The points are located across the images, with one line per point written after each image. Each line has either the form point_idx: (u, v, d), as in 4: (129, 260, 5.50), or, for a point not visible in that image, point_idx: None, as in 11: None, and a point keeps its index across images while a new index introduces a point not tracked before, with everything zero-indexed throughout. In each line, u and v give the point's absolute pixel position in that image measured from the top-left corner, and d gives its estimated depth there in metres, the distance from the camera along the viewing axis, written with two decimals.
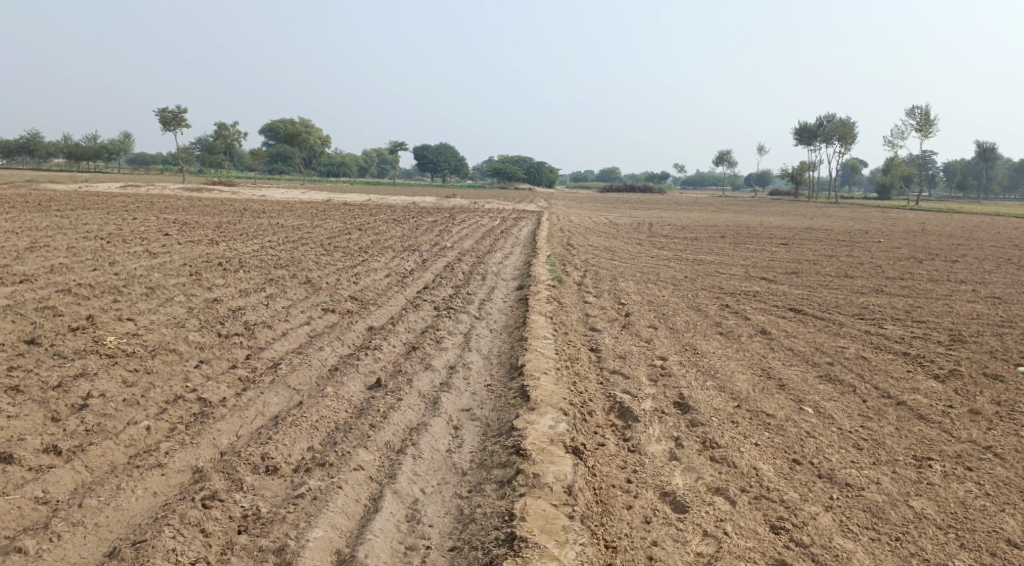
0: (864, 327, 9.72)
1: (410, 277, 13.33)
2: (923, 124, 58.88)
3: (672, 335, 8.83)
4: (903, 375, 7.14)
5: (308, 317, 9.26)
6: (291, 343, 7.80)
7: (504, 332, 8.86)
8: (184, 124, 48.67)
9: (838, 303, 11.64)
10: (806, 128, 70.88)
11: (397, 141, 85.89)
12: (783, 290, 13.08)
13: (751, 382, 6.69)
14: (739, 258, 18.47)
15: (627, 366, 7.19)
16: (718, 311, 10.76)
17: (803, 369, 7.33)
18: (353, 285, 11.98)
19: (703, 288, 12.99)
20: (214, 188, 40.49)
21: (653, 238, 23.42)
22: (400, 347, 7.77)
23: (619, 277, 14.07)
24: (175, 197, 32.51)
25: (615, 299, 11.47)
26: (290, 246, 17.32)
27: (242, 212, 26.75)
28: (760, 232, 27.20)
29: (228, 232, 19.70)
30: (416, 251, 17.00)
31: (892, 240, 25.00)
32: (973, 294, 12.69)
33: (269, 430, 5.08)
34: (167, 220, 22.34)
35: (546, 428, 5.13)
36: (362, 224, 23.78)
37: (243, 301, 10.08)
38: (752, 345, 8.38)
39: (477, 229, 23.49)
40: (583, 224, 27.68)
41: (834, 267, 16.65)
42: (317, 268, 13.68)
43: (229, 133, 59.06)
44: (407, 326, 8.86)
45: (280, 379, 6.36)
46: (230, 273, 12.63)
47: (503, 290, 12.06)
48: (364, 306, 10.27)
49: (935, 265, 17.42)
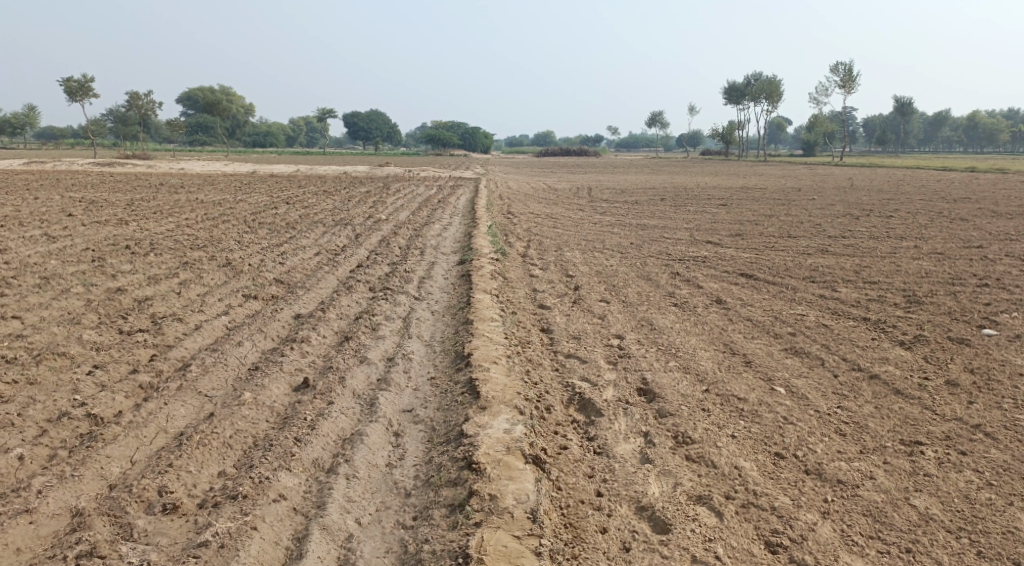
0: (817, 291, 9.43)
1: (342, 254, 12.40)
2: (847, 81, 60.19)
3: (626, 309, 8.32)
4: (869, 344, 6.82)
5: (226, 306, 8.31)
6: (205, 338, 6.89)
7: (447, 314, 8.14)
8: (92, 94, 45.24)
9: (787, 265, 11.36)
10: (736, 88, 71.47)
11: (325, 109, 82.88)
12: (731, 253, 12.75)
13: (716, 361, 6.21)
14: (683, 220, 18.16)
15: (583, 349, 6.61)
16: (669, 279, 10.30)
17: (766, 341, 6.91)
18: (279, 266, 10.99)
19: (650, 255, 12.53)
20: (127, 163, 37.82)
21: (593, 203, 22.97)
22: (331, 337, 6.97)
23: (564, 246, 13.49)
24: (84, 174, 30.17)
25: (562, 270, 10.88)
26: (209, 223, 16.01)
27: (158, 187, 24.92)
28: (698, 192, 27.07)
29: (140, 211, 18.13)
30: (347, 225, 15.99)
31: (827, 197, 25.26)
32: (916, 251, 12.65)
33: (171, 453, 4.28)
34: (71, 199, 20.50)
35: (499, 432, 4.49)
36: (291, 197, 22.45)
37: (152, 290, 9.01)
38: (710, 317, 7.94)
39: (413, 199, 22.50)
40: (521, 190, 26.97)
41: (776, 227, 16.52)
42: (239, 248, 12.58)
43: (143, 104, 55.54)
44: (339, 311, 8.04)
45: (189, 386, 5.51)
46: (140, 258, 11.42)
47: (442, 265, 11.28)
48: (291, 290, 9.37)
49: (873, 222, 17.52)
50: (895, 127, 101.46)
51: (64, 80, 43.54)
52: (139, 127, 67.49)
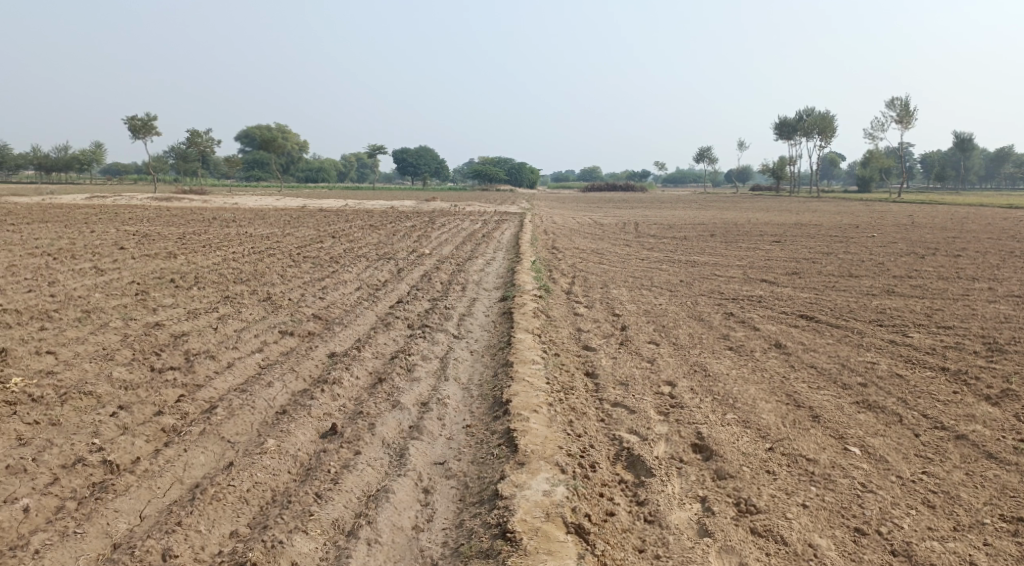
0: (886, 336, 8.76)
1: (383, 289, 12.21)
2: (903, 115, 58.62)
3: (677, 352, 7.80)
4: (952, 398, 6.16)
5: (261, 343, 8.09)
6: (235, 378, 6.65)
7: (486, 355, 7.75)
8: (154, 132, 47.00)
9: (850, 307, 10.67)
10: (786, 123, 70.33)
11: (375, 145, 84.70)
12: (788, 293, 12.09)
13: (780, 414, 5.65)
14: (735, 257, 17.51)
15: (631, 397, 6.12)
16: (723, 320, 9.73)
17: (834, 393, 6.32)
18: (318, 301, 10.82)
19: (701, 294, 11.99)
20: (183, 197, 38.98)
21: (640, 238, 22.46)
22: (364, 379, 6.65)
23: (611, 284, 13.02)
24: (142, 208, 31.11)
25: (608, 309, 10.42)
26: (255, 257, 16.08)
27: (210, 221, 25.47)
28: (749, 229, 26.32)
29: (189, 245, 18.41)
30: (391, 260, 15.87)
31: (887, 234, 24.22)
32: (990, 294, 11.80)
33: (181, 508, 3.97)
34: (126, 232, 21.01)
35: (538, 493, 4.05)
36: (337, 231, 22.57)
37: (189, 325, 8.89)
38: (769, 363, 7.37)
39: (457, 233, 22.37)
40: (566, 225, 26.67)
41: (835, 266, 15.74)
42: (281, 283, 12.49)
43: (201, 141, 57.55)
44: (374, 350, 7.73)
45: (212, 430, 5.22)
46: (183, 292, 11.42)
47: (484, 302, 10.94)
48: (328, 326, 9.14)
49: (939, 261, 16.57)
50: (954, 162, 98.35)
51: (129, 119, 45.41)
52: (198, 164, 69.90)
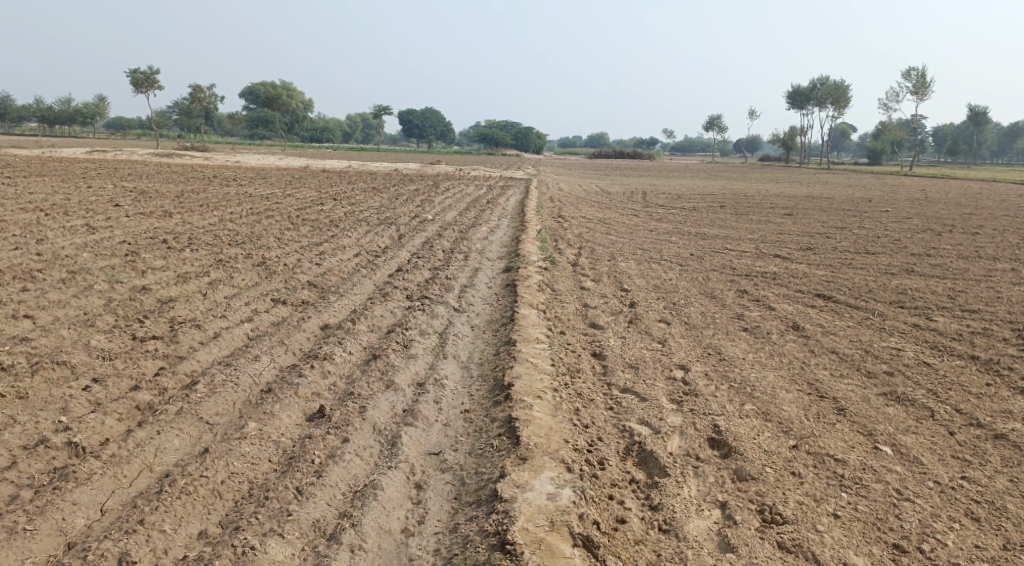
0: (909, 319, 8.31)
1: (382, 256, 11.75)
2: (919, 87, 57.29)
3: (690, 333, 7.37)
4: (986, 391, 5.73)
5: (251, 311, 7.67)
6: (221, 350, 6.24)
7: (488, 331, 7.33)
8: (156, 86, 46.08)
9: (869, 287, 10.19)
10: (800, 92, 68.80)
11: (381, 106, 83.40)
12: (803, 270, 11.61)
13: (803, 407, 5.23)
14: (746, 230, 16.97)
15: (642, 383, 5.71)
16: (736, 298, 9.28)
17: (859, 383, 5.90)
18: (315, 268, 10.37)
19: (712, 269, 11.52)
20: (185, 154, 38.34)
21: (649, 208, 21.90)
22: (357, 355, 6.24)
23: (618, 256, 12.55)
24: (142, 164, 30.47)
25: (616, 283, 9.96)
26: (253, 219, 15.58)
27: (210, 180, 24.90)
28: (760, 201, 25.67)
29: (186, 203, 17.90)
30: (392, 225, 15.37)
31: (901, 209, 23.60)
32: (1014, 275, 11.31)
33: (146, 503, 3.62)
34: (123, 189, 20.49)
35: (542, 497, 3.69)
36: (338, 193, 22.04)
37: (177, 291, 8.46)
38: (787, 347, 6.94)
39: (461, 198, 21.83)
40: (572, 193, 26.03)
41: (850, 242, 15.23)
42: (277, 246, 12.04)
43: (204, 97, 56.52)
44: (370, 323, 7.31)
45: (189, 410, 4.84)
46: (174, 253, 10.97)
47: (486, 273, 10.49)
48: (324, 295, 8.71)
49: (957, 239, 16.03)
50: (968, 136, 96.72)
51: (132, 72, 44.49)
52: (201, 120, 68.80)
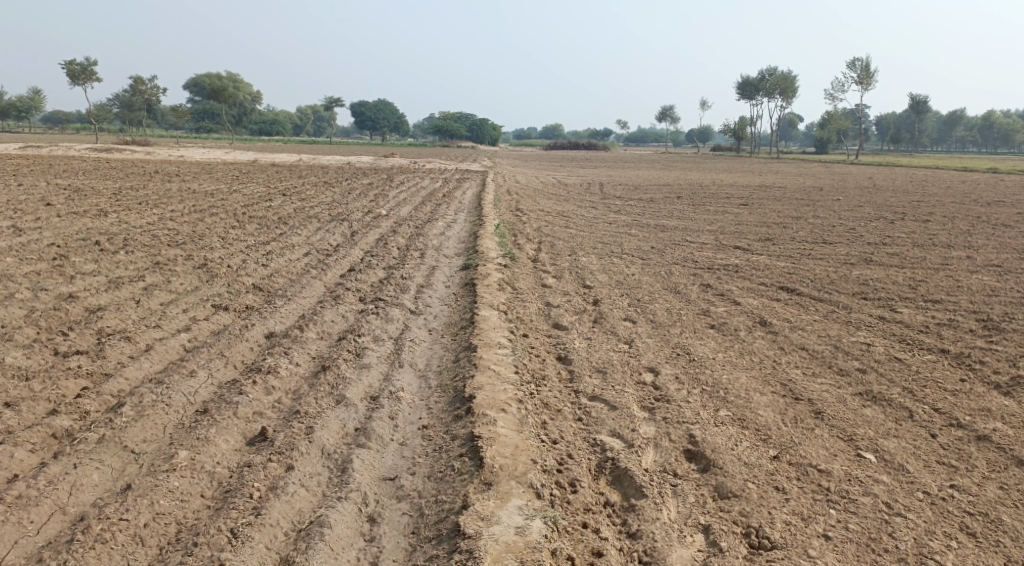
0: (874, 311, 8.20)
1: (333, 254, 11.21)
2: (864, 77, 58.57)
3: (657, 332, 7.10)
4: (962, 388, 5.59)
5: (190, 319, 7.11)
6: (153, 366, 5.70)
7: (447, 335, 6.92)
8: (94, 79, 44.10)
9: (831, 278, 10.10)
10: (749, 82, 69.71)
11: (331, 98, 81.82)
12: (764, 261, 11.49)
13: (781, 412, 4.99)
14: (705, 221, 16.88)
15: (611, 390, 5.39)
16: (701, 293, 9.06)
17: (833, 382, 5.69)
18: (261, 269, 9.80)
19: (674, 262, 11.31)
20: (125, 149, 36.73)
21: (606, 200, 21.72)
22: (304, 366, 5.78)
23: (579, 250, 12.26)
24: (78, 159, 29.06)
25: (578, 280, 9.64)
26: (196, 217, 14.81)
27: (151, 176, 23.80)
28: (715, 190, 25.76)
29: (125, 201, 16.98)
30: (344, 221, 14.79)
31: (852, 197, 23.94)
32: (970, 263, 11.40)
33: (54, 557, 3.17)
34: (56, 187, 19.40)
35: (510, 532, 3.40)
36: (288, 188, 21.25)
37: (108, 299, 7.82)
38: (757, 345, 6.71)
39: (416, 192, 21.28)
40: (529, 185, 25.70)
41: (807, 231, 15.25)
42: (221, 246, 11.40)
43: (145, 90, 54.34)
44: (320, 330, 6.83)
45: (112, 438, 4.33)
46: (107, 256, 10.25)
47: (443, 271, 10.06)
48: (270, 299, 8.17)
49: (911, 227, 16.20)
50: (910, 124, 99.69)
51: (67, 64, 42.44)
52: (143, 115, 66.31)
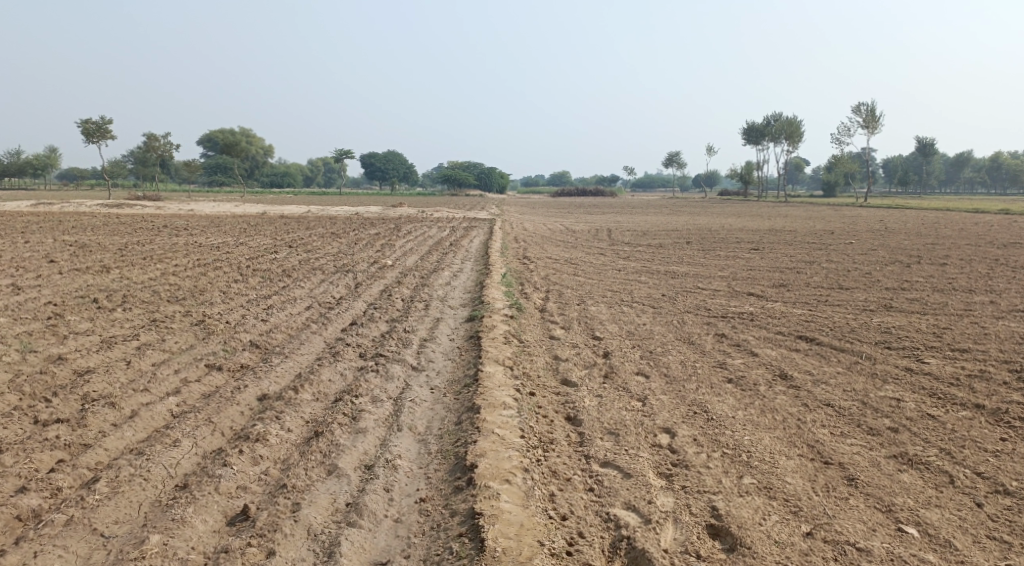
0: (899, 362, 7.79)
1: (335, 308, 10.95)
2: (868, 121, 58.87)
3: (672, 387, 6.72)
4: (1005, 448, 5.16)
5: (181, 381, 6.80)
6: (135, 434, 5.38)
7: (449, 393, 6.57)
8: (109, 137, 44.92)
9: (851, 325, 9.72)
10: (754, 128, 70.19)
11: (341, 150, 83.11)
12: (779, 309, 11.14)
13: (811, 479, 4.59)
14: (716, 267, 16.58)
15: (624, 454, 4.99)
16: (715, 343, 8.69)
17: (865, 443, 5.28)
18: (260, 324, 9.53)
19: (686, 311, 10.96)
20: (137, 204, 37.05)
21: (615, 246, 21.51)
22: (296, 431, 5.43)
23: (587, 299, 11.95)
24: (89, 215, 29.33)
25: (587, 331, 9.29)
26: (199, 271, 14.65)
27: (160, 229, 23.89)
28: (725, 235, 25.52)
29: (130, 256, 16.88)
30: (349, 273, 14.60)
31: (865, 241, 23.62)
32: (994, 308, 10.98)
33: None
34: (63, 243, 19.41)
35: None
36: (294, 240, 21.18)
37: (98, 360, 7.55)
38: (779, 401, 6.31)
39: (423, 241, 21.16)
40: (537, 232, 25.57)
41: (821, 276, 14.90)
42: (222, 301, 11.17)
43: (159, 145, 55.39)
44: (315, 390, 6.50)
45: (80, 521, 4.01)
46: (104, 314, 10.02)
47: (448, 324, 9.74)
48: (266, 357, 7.86)
49: (928, 271, 15.82)
50: (916, 166, 99.82)
51: (82, 122, 43.20)
52: (157, 170, 67.37)
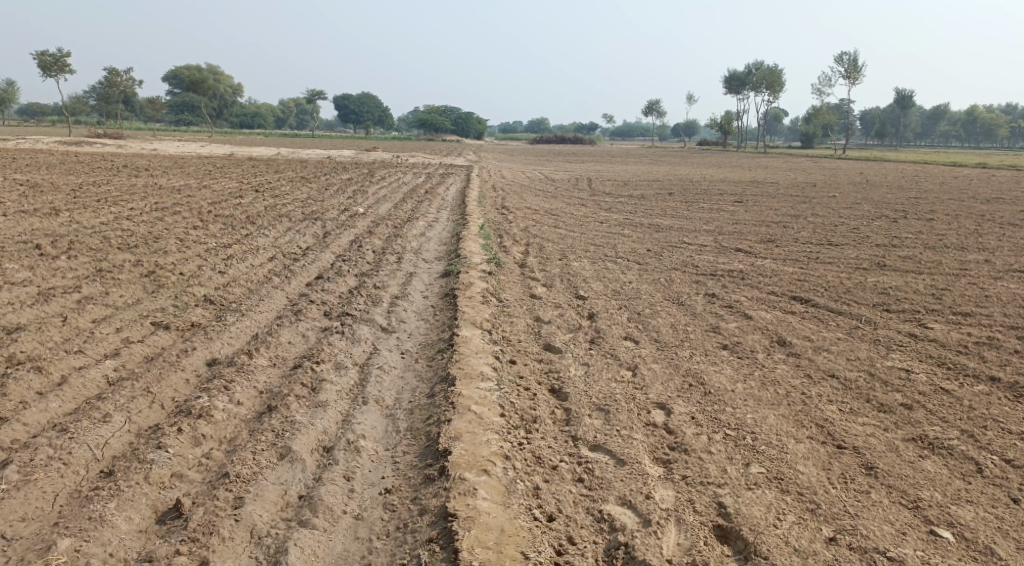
0: (901, 326, 7.33)
1: (301, 259, 10.20)
2: (851, 71, 58.00)
3: (664, 354, 6.19)
4: None
5: (122, 342, 6.08)
6: (61, 406, 4.70)
7: (422, 360, 5.97)
8: (68, 70, 42.57)
9: (846, 285, 9.24)
10: (736, 77, 68.95)
11: (314, 91, 80.40)
12: (769, 266, 10.63)
13: (828, 469, 4.11)
14: (701, 220, 15.99)
15: (616, 436, 4.46)
16: (706, 304, 8.16)
17: (878, 423, 4.82)
18: (217, 277, 8.77)
19: (673, 267, 10.40)
20: (96, 141, 35.19)
21: (596, 196, 20.81)
22: (246, 405, 4.79)
23: (570, 253, 11.33)
24: (44, 153, 27.74)
25: (571, 290, 8.70)
26: (156, 216, 13.70)
27: (119, 170, 22.57)
28: (707, 186, 24.93)
29: (83, 198, 15.79)
30: (318, 220, 13.77)
31: (849, 194, 23.18)
32: (989, 268, 10.57)
33: None
34: (13, 182, 18.17)
35: None
36: (261, 184, 20.12)
37: (31, 315, 6.77)
38: (781, 372, 5.80)
39: (397, 188, 20.25)
40: (516, 181, 24.73)
41: (809, 231, 14.41)
42: (178, 250, 10.34)
43: (120, 81, 52.81)
44: (272, 355, 5.84)
45: None
46: (46, 263, 9.15)
47: (421, 279, 9.08)
48: (220, 315, 7.14)
49: (916, 226, 15.39)
50: (895, 120, 99.57)
51: (39, 55, 40.76)
52: (120, 107, 64.27)
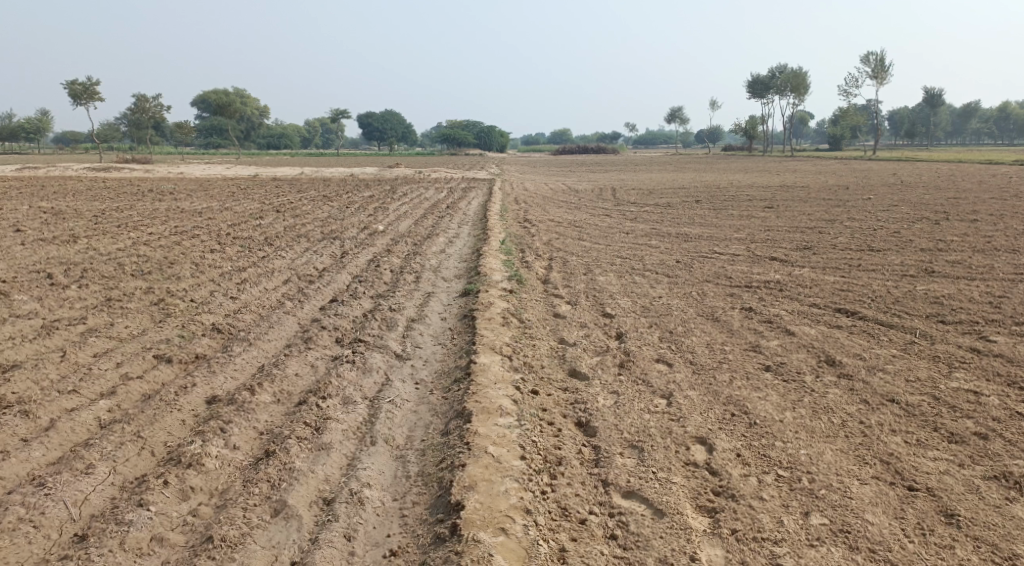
0: (961, 340, 6.69)
1: (317, 281, 9.83)
2: (879, 71, 56.66)
3: (702, 379, 5.64)
4: None
5: (120, 378, 5.71)
6: (45, 456, 4.33)
7: (437, 391, 5.49)
8: (97, 98, 43.23)
9: (895, 295, 8.59)
10: (760, 80, 67.91)
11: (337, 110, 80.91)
12: (807, 276, 10.00)
13: (903, 520, 3.56)
14: (732, 228, 15.35)
15: (653, 480, 3.95)
16: (744, 320, 7.57)
17: (952, 456, 4.22)
18: (228, 303, 8.41)
19: (706, 280, 9.82)
20: (124, 167, 35.51)
21: (621, 206, 20.25)
22: (242, 450, 4.36)
23: (595, 268, 10.82)
24: (72, 178, 27.97)
25: (597, 307, 8.19)
26: (174, 240, 13.47)
27: (144, 194, 22.60)
28: (736, 192, 24.21)
29: (103, 225, 15.66)
30: (336, 240, 13.45)
31: (885, 196, 22.29)
32: None
33: None
34: (37, 210, 18.19)
35: None
36: (282, 204, 19.93)
37: (31, 351, 6.46)
38: (835, 397, 5.20)
39: (418, 204, 19.92)
40: (539, 193, 24.27)
41: (847, 237, 13.70)
42: (192, 275, 10.04)
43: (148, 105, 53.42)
44: (275, 390, 5.40)
45: None
46: (56, 293, 8.89)
47: (439, 300, 8.63)
48: (227, 345, 6.75)
49: (961, 228, 14.54)
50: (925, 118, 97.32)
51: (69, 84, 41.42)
52: (149, 132, 65.14)
